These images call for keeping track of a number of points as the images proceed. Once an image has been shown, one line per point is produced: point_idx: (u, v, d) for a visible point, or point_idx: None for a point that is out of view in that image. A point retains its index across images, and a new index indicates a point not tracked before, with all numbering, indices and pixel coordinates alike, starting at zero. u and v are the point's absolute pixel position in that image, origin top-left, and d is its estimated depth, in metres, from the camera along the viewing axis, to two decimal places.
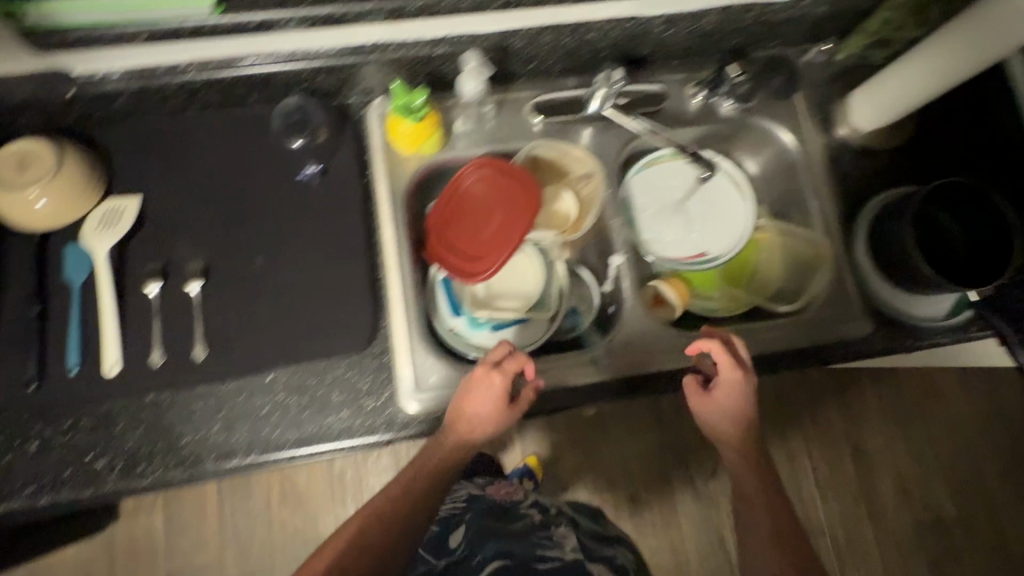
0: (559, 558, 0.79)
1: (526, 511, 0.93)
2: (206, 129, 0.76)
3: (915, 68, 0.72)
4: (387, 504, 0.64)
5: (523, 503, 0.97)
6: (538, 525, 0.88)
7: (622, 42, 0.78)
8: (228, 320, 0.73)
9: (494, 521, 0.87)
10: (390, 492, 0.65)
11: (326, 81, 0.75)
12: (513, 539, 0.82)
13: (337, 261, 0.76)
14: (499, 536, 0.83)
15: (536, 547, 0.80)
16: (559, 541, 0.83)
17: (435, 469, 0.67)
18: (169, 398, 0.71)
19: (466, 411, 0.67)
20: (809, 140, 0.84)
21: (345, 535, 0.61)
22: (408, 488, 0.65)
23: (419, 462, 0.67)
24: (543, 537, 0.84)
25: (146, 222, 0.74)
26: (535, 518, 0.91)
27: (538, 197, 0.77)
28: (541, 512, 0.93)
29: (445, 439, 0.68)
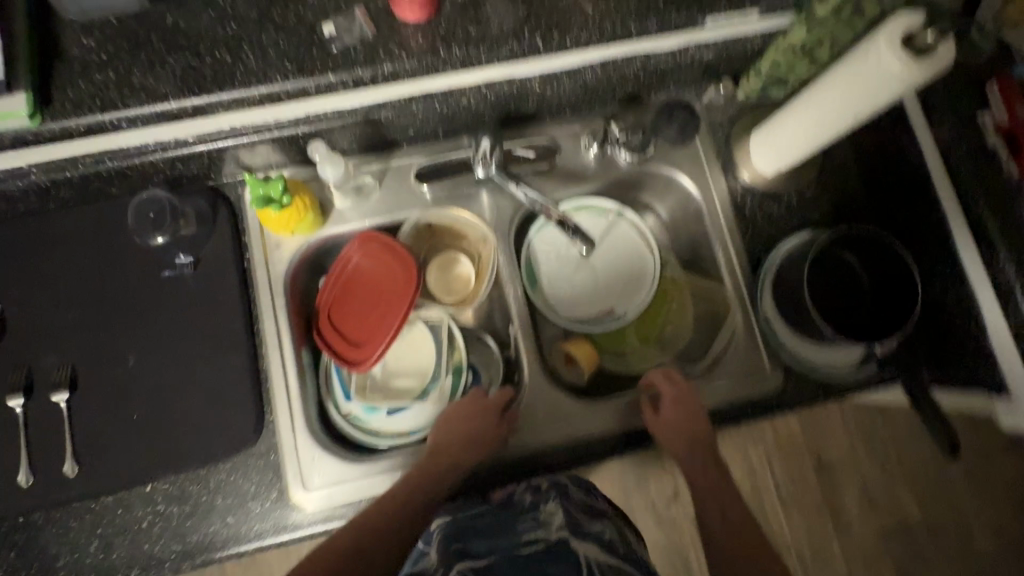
0: (543, 542, 0.61)
1: (517, 498, 0.70)
2: (71, 225, 0.72)
3: (801, 116, 0.67)
4: (377, 515, 0.63)
5: (518, 489, 0.71)
6: (527, 507, 0.67)
7: (503, 104, 0.73)
8: (98, 432, 0.68)
9: (487, 512, 0.68)
10: (381, 503, 0.64)
11: (189, 168, 0.70)
12: (497, 529, 0.65)
13: (215, 357, 0.71)
14: (481, 533, 0.65)
15: (519, 535, 0.63)
16: (543, 519, 0.64)
17: (434, 477, 0.67)
18: (40, 518, 0.67)
19: (459, 437, 0.69)
20: (714, 187, 0.80)
21: (327, 550, 0.60)
22: (404, 492, 0.65)
23: (417, 474, 0.67)
24: (531, 518, 0.65)
25: (8, 331, 0.70)
26: (525, 500, 0.69)
27: (417, 277, 0.73)
28: (532, 489, 0.70)
29: (440, 454, 0.68)
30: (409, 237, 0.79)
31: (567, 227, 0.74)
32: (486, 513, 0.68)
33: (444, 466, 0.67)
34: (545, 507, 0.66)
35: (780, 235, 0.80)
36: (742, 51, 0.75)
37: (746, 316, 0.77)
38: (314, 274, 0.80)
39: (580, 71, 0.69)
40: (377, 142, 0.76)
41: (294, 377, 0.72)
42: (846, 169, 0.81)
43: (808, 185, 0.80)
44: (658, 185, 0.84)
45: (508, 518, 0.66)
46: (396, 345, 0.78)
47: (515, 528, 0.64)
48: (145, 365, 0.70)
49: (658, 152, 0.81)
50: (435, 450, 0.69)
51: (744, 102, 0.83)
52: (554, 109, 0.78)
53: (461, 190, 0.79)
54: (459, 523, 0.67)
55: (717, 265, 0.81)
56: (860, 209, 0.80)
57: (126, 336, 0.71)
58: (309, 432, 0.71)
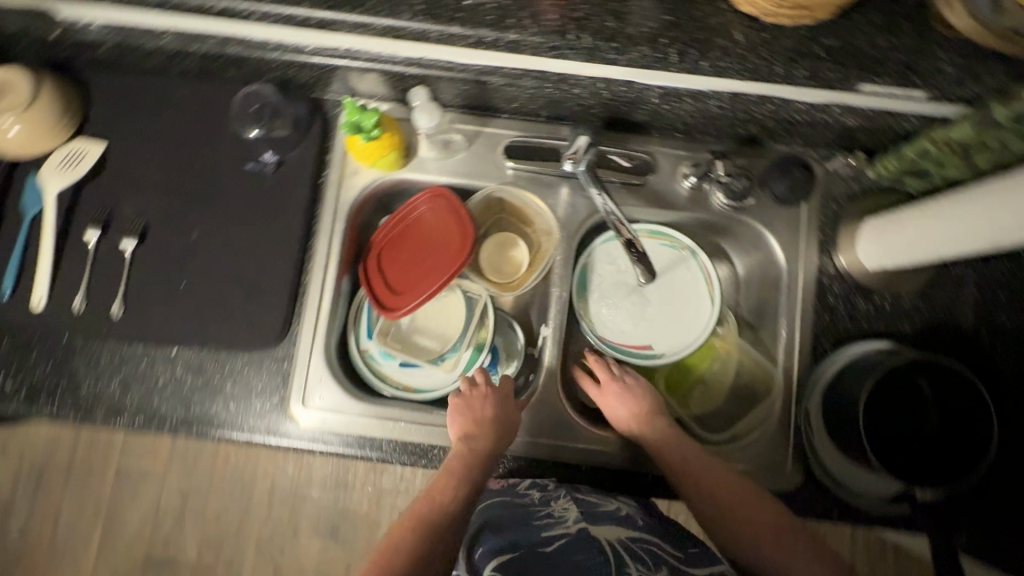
0: (563, 537, 0.63)
1: (523, 490, 0.71)
2: (186, 94, 0.77)
3: (924, 220, 0.61)
4: (427, 513, 0.62)
5: (520, 480, 0.73)
6: (537, 502, 0.68)
7: (615, 105, 0.70)
8: (149, 286, 0.74)
9: (499, 508, 0.69)
10: (429, 501, 0.63)
11: (302, 74, 0.72)
12: (517, 527, 0.65)
13: (267, 256, 0.75)
14: (503, 531, 0.65)
15: (539, 531, 0.64)
16: (558, 514, 0.66)
17: (471, 472, 0.66)
18: (80, 343, 0.74)
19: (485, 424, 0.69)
20: (803, 260, 0.74)
21: (389, 549, 0.59)
22: (447, 491, 0.64)
23: (453, 471, 0.66)
24: (545, 514, 0.66)
25: (106, 171, 0.76)
26: (533, 495, 0.70)
27: (472, 247, 0.72)
28: (538, 485, 0.71)
29: (469, 448, 0.67)
30: (479, 205, 0.78)
31: (634, 247, 0.71)
32: (503, 509, 0.68)
33: (478, 456, 0.67)
34: (557, 502, 0.68)
35: (855, 335, 0.73)
36: (892, 129, 0.67)
37: (786, 402, 0.73)
38: (379, 209, 0.82)
39: (705, 96, 0.64)
40: (480, 104, 0.75)
41: (327, 300, 0.75)
42: (959, 291, 0.72)
43: (907, 293, 0.73)
44: (743, 238, 0.78)
45: (524, 513, 0.67)
46: (430, 303, 0.78)
47: (531, 523, 0.65)
48: (206, 242, 0.75)
49: (757, 204, 0.75)
50: (462, 441, 0.68)
51: (870, 182, 0.75)
52: (665, 126, 0.74)
53: (548, 178, 0.78)
54: (480, 526, 0.67)
55: (775, 341, 0.75)
56: (957, 338, 0.72)
57: (199, 210, 0.75)
58: (323, 355, 0.74)
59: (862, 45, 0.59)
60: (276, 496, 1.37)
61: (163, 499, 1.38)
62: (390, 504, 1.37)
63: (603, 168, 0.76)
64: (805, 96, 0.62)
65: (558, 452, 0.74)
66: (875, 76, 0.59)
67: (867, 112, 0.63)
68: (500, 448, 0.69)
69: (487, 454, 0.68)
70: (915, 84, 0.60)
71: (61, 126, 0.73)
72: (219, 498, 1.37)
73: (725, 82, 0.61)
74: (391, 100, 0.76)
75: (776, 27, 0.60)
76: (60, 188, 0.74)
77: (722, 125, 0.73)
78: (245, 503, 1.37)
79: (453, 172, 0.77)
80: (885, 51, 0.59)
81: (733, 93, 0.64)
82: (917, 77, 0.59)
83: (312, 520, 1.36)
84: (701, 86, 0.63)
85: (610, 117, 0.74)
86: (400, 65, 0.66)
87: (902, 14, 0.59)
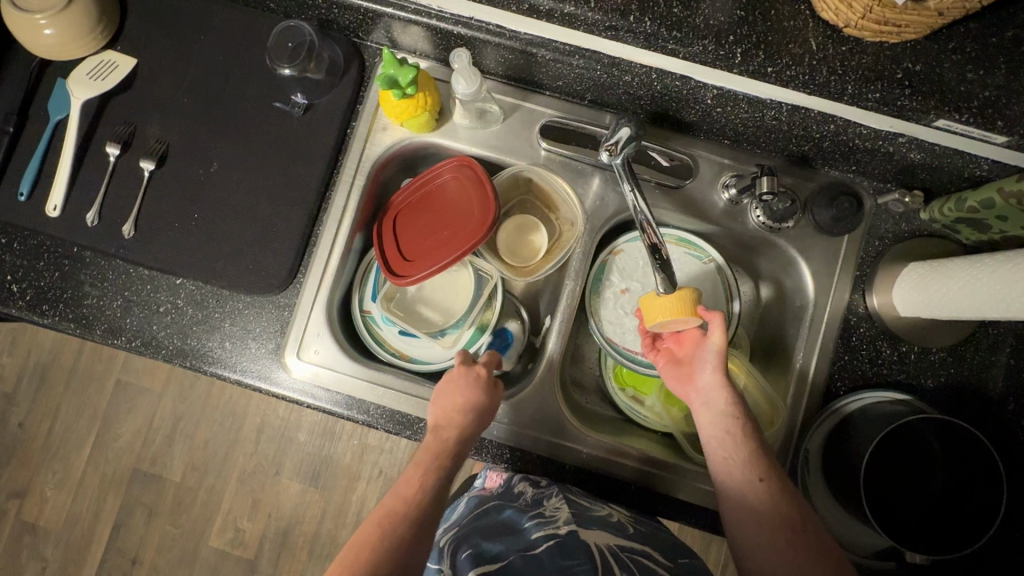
0: (552, 538, 0.63)
1: (517, 490, 0.72)
2: (225, 20, 0.74)
3: (980, 277, 0.55)
4: (403, 500, 0.57)
5: (512, 476, 0.74)
6: (529, 504, 0.69)
7: (665, 99, 0.67)
8: (162, 212, 0.72)
9: (495, 520, 0.69)
10: (408, 484, 0.59)
11: (344, 17, 0.70)
12: (509, 533, 0.67)
13: (282, 200, 0.73)
14: (495, 536, 0.66)
15: (530, 532, 0.65)
16: (549, 514, 0.66)
17: (444, 453, 0.62)
18: (87, 258, 0.73)
19: (458, 404, 0.65)
20: (833, 295, 0.70)
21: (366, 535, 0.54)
22: (428, 468, 0.61)
23: (426, 458, 0.62)
24: (536, 515, 0.67)
25: (134, 87, 0.74)
26: (526, 494, 0.70)
27: (491, 224, 0.68)
28: (531, 481, 0.72)
29: (450, 427, 0.64)
30: (505, 182, 0.74)
31: (659, 255, 0.66)
32: (497, 516, 0.70)
33: (452, 438, 0.63)
34: (548, 502, 0.68)
35: (872, 380, 0.69)
36: (955, 170, 0.63)
37: (786, 437, 0.70)
38: (404, 170, 0.79)
39: (763, 105, 0.62)
40: (524, 77, 0.72)
41: (337, 255, 0.73)
42: (993, 355, 0.68)
43: (938, 348, 0.68)
44: (773, 260, 0.75)
45: (516, 515, 0.68)
46: (440, 275, 0.76)
47: (522, 527, 0.67)
48: (224, 175, 0.73)
49: (795, 229, 0.71)
50: (444, 420, 0.64)
51: (922, 224, 0.70)
52: (714, 130, 0.70)
53: (581, 165, 0.74)
54: (471, 533, 0.68)
55: (787, 372, 0.72)
56: (981, 403, 0.67)
57: (222, 141, 0.73)
58: (324, 310, 0.72)
59: (949, 77, 0.53)
60: (263, 435, 1.39)
61: (156, 418, 1.41)
62: (373, 460, 1.38)
63: (641, 164, 0.73)
64: (869, 121, 0.59)
65: (541, 447, 0.73)
66: (955, 113, 0.53)
67: (930, 146, 0.60)
68: (474, 432, 0.65)
69: (459, 436, 0.64)
70: (997, 128, 0.53)
71: (95, 33, 0.71)
72: (209, 426, 1.40)
73: (787, 92, 0.59)
74: (432, 59, 0.73)
75: (855, 41, 0.53)
76: (87, 97, 0.72)
77: (774, 143, 0.69)
78: (234, 436, 1.39)
79: (486, 142, 0.74)
80: (974, 86, 0.53)
81: (793, 102, 0.60)
82: (1003, 121, 0.53)
83: (296, 463, 1.38)
84: (763, 94, 0.60)
85: (660, 114, 0.70)
86: (449, 22, 0.64)
87: (998, 47, 0.53)
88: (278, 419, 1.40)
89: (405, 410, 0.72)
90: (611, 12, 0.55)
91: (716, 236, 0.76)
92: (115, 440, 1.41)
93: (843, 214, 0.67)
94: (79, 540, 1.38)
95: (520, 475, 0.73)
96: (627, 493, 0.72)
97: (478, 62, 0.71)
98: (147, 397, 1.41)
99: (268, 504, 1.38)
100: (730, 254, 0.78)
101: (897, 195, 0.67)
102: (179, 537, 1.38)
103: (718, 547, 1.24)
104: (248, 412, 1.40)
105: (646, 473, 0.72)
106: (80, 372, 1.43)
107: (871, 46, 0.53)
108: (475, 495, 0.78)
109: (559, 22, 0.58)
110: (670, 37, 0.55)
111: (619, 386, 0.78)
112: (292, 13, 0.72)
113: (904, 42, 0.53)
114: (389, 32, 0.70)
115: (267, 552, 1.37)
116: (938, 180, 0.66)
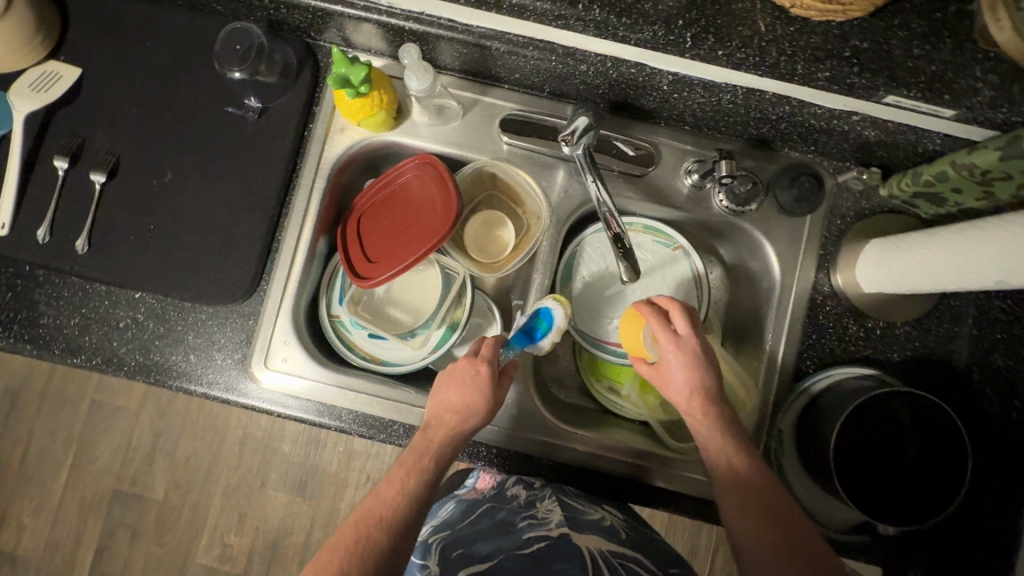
0: (544, 539, 0.60)
1: (510, 494, 0.71)
2: (171, 25, 0.72)
3: (937, 249, 0.56)
4: (381, 510, 0.54)
5: (507, 479, 0.74)
6: (522, 506, 0.68)
7: (623, 88, 0.66)
8: (117, 225, 0.70)
9: (486, 523, 0.66)
10: (384, 493, 0.55)
11: (293, 17, 0.68)
12: (500, 534, 0.63)
13: (242, 207, 0.71)
14: (487, 537, 0.63)
15: (522, 533, 0.62)
16: (542, 515, 0.65)
17: (426, 455, 0.58)
18: (41, 276, 0.71)
19: (448, 400, 0.60)
20: (799, 275, 0.71)
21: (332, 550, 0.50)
22: (415, 467, 0.57)
23: (409, 461, 0.57)
24: (528, 517, 0.65)
25: (79, 98, 0.71)
26: (519, 497, 0.70)
27: (455, 218, 0.67)
28: (524, 484, 0.71)
29: (444, 423, 0.60)
30: (468, 178, 0.73)
31: (622, 244, 0.67)
32: (489, 518, 0.67)
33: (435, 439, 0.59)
34: (541, 504, 0.67)
35: (840, 356, 0.70)
36: (909, 145, 0.63)
37: (759, 418, 0.70)
38: (366, 171, 0.78)
39: (718, 88, 0.62)
40: (481, 71, 0.71)
41: (301, 260, 0.71)
42: (956, 326, 0.69)
43: (903, 321, 0.69)
44: (740, 244, 0.75)
45: (509, 516, 0.66)
46: (407, 276, 0.75)
47: (515, 527, 0.64)
48: (179, 184, 0.71)
49: (759, 211, 0.71)
50: (437, 416, 0.60)
51: (882, 201, 0.71)
52: (674, 116, 0.70)
53: (543, 157, 0.74)
54: (460, 536, 0.65)
55: (758, 354, 0.72)
56: (946, 373, 0.69)
57: (176, 149, 0.71)
58: (290, 316, 0.71)
59: (896, 54, 0.53)
60: (246, 448, 1.37)
61: (134, 436, 1.37)
62: (360, 466, 1.37)
63: (604, 154, 0.72)
64: (823, 101, 0.60)
65: (519, 443, 0.72)
66: (903, 89, 0.54)
67: (884, 123, 0.61)
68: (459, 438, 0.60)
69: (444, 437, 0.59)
70: (944, 102, 0.54)
71: (34, 44, 0.69)
72: (190, 442, 1.37)
73: (740, 75, 0.59)
74: (388, 56, 0.72)
75: (803, 21, 0.54)
76: (30, 110, 0.70)
77: (734, 126, 0.69)
78: (215, 450, 1.37)
79: (446, 138, 0.73)
80: (921, 61, 0.53)
81: (747, 84, 0.60)
82: (950, 94, 0.54)
83: (281, 473, 1.36)
84: (717, 77, 0.60)
85: (619, 103, 0.70)
86: (400, 19, 0.63)
87: (943, 22, 0.53)
88: (260, 430, 1.38)
89: (379, 413, 0.71)
90: (560, 2, 0.54)
91: (683, 222, 0.76)
92: (92, 461, 1.37)
93: (804, 194, 0.67)
94: (61, 566, 1.35)
95: (513, 479, 0.73)
96: (607, 484, 0.72)
97: (433, 58, 0.70)
98: (123, 416, 1.38)
99: (255, 517, 1.36)
100: (698, 240, 0.78)
101: (854, 172, 0.69)
102: (164, 556, 1.35)
103: (708, 531, 1.25)
104: (228, 425, 1.38)
105: (624, 463, 0.72)
106: (51, 395, 1.39)
107: (818, 25, 0.54)
108: (466, 499, 0.76)
109: (508, 14, 0.57)
110: (620, 24, 0.54)
111: (592, 377, 0.77)
112: (240, 15, 0.71)
113: (850, 20, 0.53)
114: (340, 31, 0.69)
115: (257, 565, 1.35)
116: (894, 156, 0.67)
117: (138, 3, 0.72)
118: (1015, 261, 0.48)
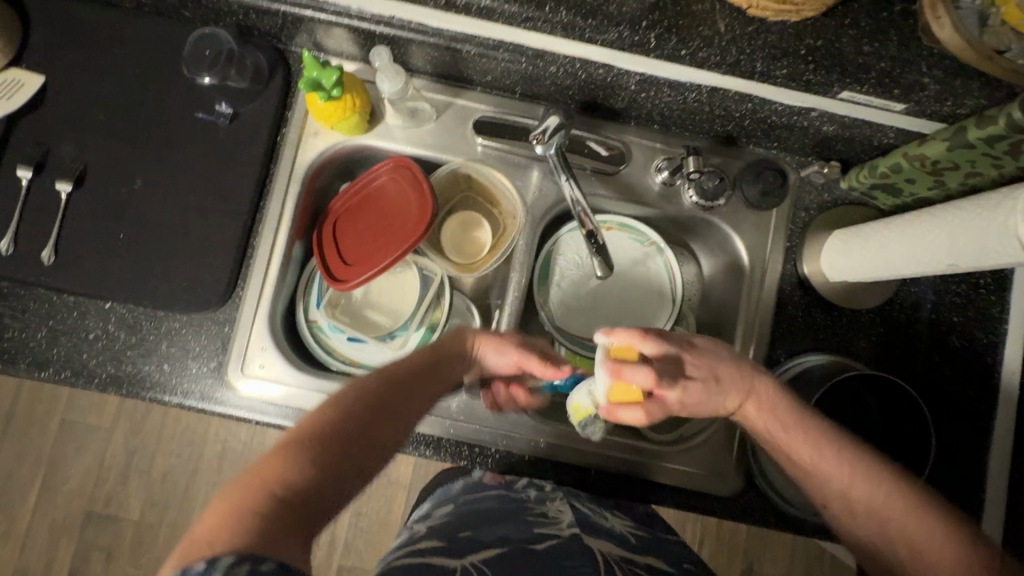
0: (555, 537, 0.59)
1: (520, 489, 0.68)
2: (137, 31, 0.71)
3: (896, 236, 0.58)
4: (340, 411, 0.50)
5: (518, 479, 0.71)
6: (533, 502, 0.66)
7: (592, 88, 0.68)
8: (84, 235, 0.69)
9: (494, 508, 0.64)
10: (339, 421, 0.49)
11: (262, 22, 0.68)
12: (509, 522, 0.61)
13: (214, 214, 0.70)
14: (489, 523, 0.60)
15: (533, 526, 0.60)
16: (553, 516, 0.63)
17: (401, 383, 0.55)
18: (6, 289, 0.69)
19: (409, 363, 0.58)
20: (767, 266, 0.73)
21: (274, 459, 0.43)
22: (376, 388, 0.53)
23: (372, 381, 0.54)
24: (541, 513, 0.63)
25: (41, 105, 0.70)
26: (530, 494, 0.67)
27: (429, 223, 0.67)
28: (536, 486, 0.70)
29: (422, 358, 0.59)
30: (443, 179, 0.74)
31: (595, 241, 0.68)
32: (498, 505, 0.65)
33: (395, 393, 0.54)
34: (552, 505, 0.66)
35: (809, 344, 0.72)
36: (865, 139, 0.66)
37: None
38: (341, 176, 0.78)
39: (684, 88, 0.64)
40: (453, 74, 0.72)
41: (276, 265, 0.71)
42: (917, 311, 0.73)
43: (867, 309, 0.72)
44: (712, 238, 0.77)
45: (520, 508, 0.64)
46: (385, 279, 0.76)
47: (525, 518, 0.62)
48: (148, 192, 0.70)
49: (728, 206, 0.73)
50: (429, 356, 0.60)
51: (843, 194, 0.74)
52: (643, 115, 0.72)
53: (517, 158, 0.75)
54: (460, 518, 0.62)
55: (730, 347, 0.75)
56: (908, 357, 0.72)
57: (145, 157, 0.70)
58: (267, 322, 0.70)
59: (848, 51, 0.56)
60: (226, 461, 1.34)
61: (108, 455, 1.33)
62: None
63: (576, 154, 0.74)
64: (783, 97, 0.63)
65: (502, 442, 0.72)
66: (856, 85, 0.57)
67: (841, 119, 0.64)
68: (420, 405, 0.56)
69: (397, 383, 0.55)
70: (895, 96, 0.58)
71: None
72: (166, 458, 1.33)
73: (703, 74, 0.61)
74: (359, 60, 0.72)
75: (760, 21, 0.56)
76: None
77: (700, 124, 0.71)
78: (193, 466, 1.33)
79: (421, 141, 0.74)
80: (872, 58, 0.56)
81: (710, 83, 0.62)
82: (899, 89, 0.57)
83: None
84: (682, 77, 0.62)
85: (588, 104, 0.72)
86: (370, 22, 0.64)
87: (890, 21, 0.56)
88: (239, 443, 1.35)
89: None
90: (527, 5, 0.56)
91: (656, 220, 0.78)
92: (64, 481, 1.33)
93: (769, 188, 0.70)
94: None
95: (524, 480, 0.70)
96: (590, 478, 0.73)
97: (405, 61, 0.71)
98: (96, 434, 1.34)
99: None
100: (671, 236, 0.80)
101: (817, 165, 0.71)
102: None
103: (692, 526, 1.26)
104: (205, 439, 1.34)
105: (607, 457, 0.72)
106: (18, 416, 1.34)
107: (775, 25, 0.56)
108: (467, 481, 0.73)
109: (477, 16, 0.58)
110: (586, 26, 0.56)
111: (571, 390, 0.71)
112: (208, 20, 0.70)
113: (804, 20, 0.56)
114: (310, 35, 0.69)
115: None
116: (852, 150, 0.70)
117: (103, 11, 0.71)
118: (964, 246, 0.51)
